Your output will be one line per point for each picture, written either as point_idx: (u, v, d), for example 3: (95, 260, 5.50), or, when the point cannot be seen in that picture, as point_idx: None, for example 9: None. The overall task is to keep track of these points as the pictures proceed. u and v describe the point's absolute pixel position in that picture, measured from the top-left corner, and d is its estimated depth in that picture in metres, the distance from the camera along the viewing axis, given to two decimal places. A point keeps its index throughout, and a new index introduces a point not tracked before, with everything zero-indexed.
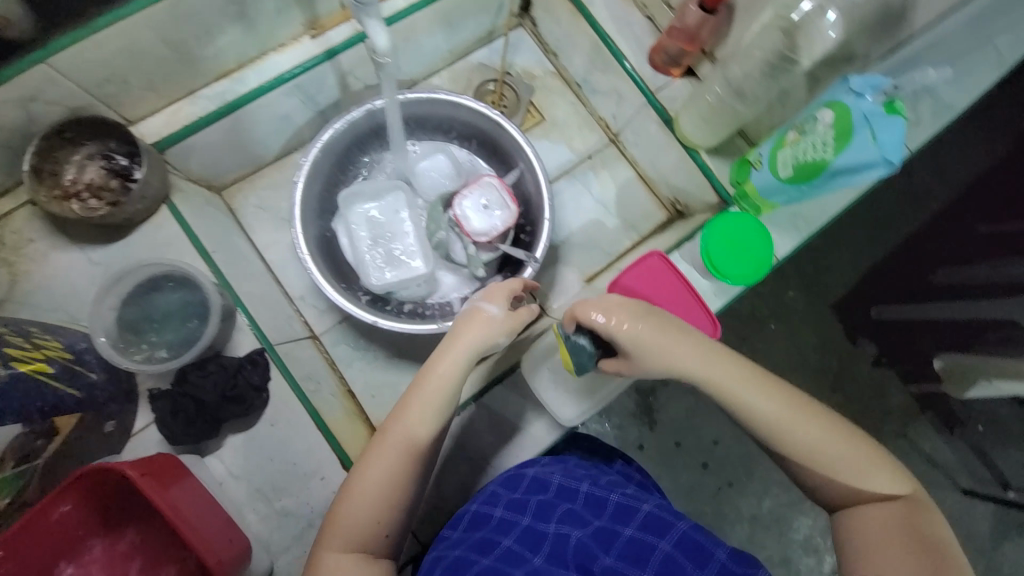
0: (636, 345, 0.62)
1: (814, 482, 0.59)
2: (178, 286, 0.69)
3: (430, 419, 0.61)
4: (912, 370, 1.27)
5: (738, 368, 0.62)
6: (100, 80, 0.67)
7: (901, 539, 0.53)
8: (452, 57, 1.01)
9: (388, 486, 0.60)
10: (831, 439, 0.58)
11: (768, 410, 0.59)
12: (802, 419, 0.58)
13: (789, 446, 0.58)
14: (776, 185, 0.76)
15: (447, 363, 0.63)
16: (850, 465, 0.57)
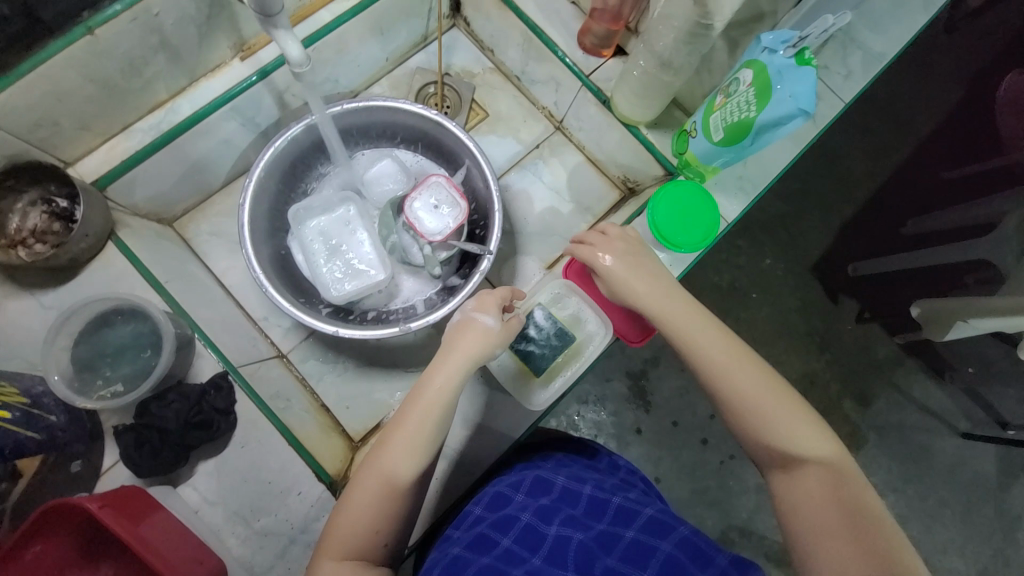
0: (620, 283, 0.69)
1: (750, 440, 0.59)
2: (129, 319, 0.69)
3: (427, 432, 0.60)
4: (895, 321, 1.29)
5: (686, 320, 0.64)
6: (31, 124, 0.66)
7: (830, 501, 0.53)
8: (390, 64, 1.02)
9: (385, 498, 0.59)
10: (775, 399, 0.59)
11: (715, 358, 0.61)
12: (746, 369, 0.60)
13: (735, 395, 0.60)
14: (712, 150, 0.78)
15: (447, 372, 0.63)
16: (783, 419, 0.58)
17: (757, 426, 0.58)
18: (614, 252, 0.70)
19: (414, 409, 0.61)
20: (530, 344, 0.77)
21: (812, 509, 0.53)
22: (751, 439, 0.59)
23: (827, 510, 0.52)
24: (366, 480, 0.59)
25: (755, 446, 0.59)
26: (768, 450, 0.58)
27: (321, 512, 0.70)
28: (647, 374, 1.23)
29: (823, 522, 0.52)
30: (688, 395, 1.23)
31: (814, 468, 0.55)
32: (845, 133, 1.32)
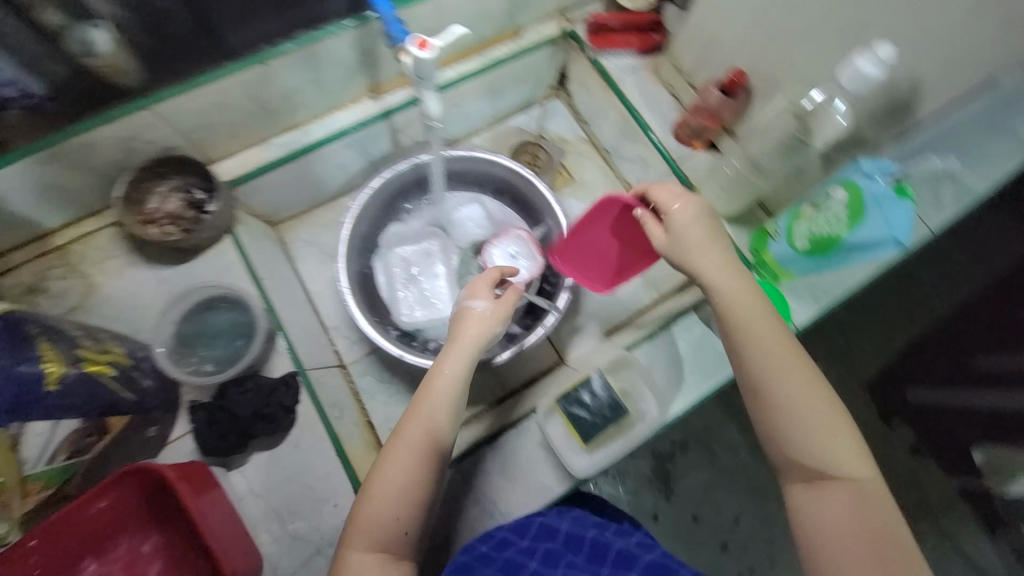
0: (680, 259, 0.65)
1: (781, 448, 0.58)
2: (230, 307, 0.76)
3: (445, 422, 0.63)
4: (953, 461, 1.21)
5: (738, 309, 0.61)
6: (193, 126, 0.76)
7: (851, 519, 0.54)
8: (494, 121, 1.12)
9: (415, 485, 0.61)
10: (817, 403, 0.57)
11: (762, 354, 0.59)
12: (791, 372, 0.58)
13: (775, 395, 0.58)
14: (793, 256, 0.79)
15: (456, 363, 0.65)
16: (821, 425, 0.57)
17: (796, 436, 0.57)
18: (682, 227, 0.64)
19: (432, 398, 0.63)
20: (582, 408, 0.75)
21: (835, 527, 0.55)
22: (784, 446, 0.58)
23: (852, 531, 0.54)
24: (394, 470, 0.61)
25: (786, 455, 0.58)
26: (800, 461, 0.57)
27: None
28: (674, 459, 1.19)
29: (848, 542, 0.54)
30: (716, 491, 1.18)
31: (847, 487, 0.56)
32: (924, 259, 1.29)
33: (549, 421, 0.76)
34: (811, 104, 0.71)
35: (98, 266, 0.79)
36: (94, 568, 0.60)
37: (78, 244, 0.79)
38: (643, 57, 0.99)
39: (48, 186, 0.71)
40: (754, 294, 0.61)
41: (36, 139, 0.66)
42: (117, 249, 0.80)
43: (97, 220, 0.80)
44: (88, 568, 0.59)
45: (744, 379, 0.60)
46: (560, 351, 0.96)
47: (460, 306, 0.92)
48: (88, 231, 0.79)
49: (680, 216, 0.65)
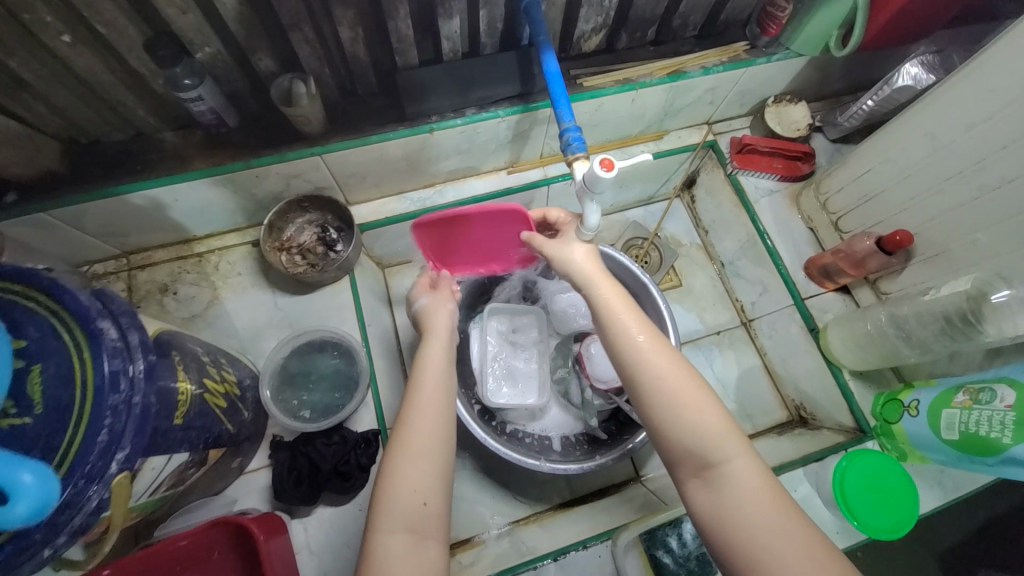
0: (566, 263, 0.66)
1: (667, 438, 0.52)
2: (338, 354, 0.76)
3: (450, 392, 0.60)
4: None
5: (602, 293, 0.62)
6: (349, 174, 0.81)
7: (754, 498, 0.47)
8: (612, 209, 1.12)
9: (440, 450, 0.56)
10: (665, 369, 0.54)
11: (628, 331, 0.57)
12: (653, 348, 0.56)
13: (641, 375, 0.54)
14: (932, 441, 0.71)
15: (439, 344, 0.65)
16: (680, 392, 0.52)
17: (673, 416, 0.52)
18: (567, 243, 0.67)
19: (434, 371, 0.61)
20: (667, 554, 0.68)
21: (745, 515, 0.47)
22: (668, 428, 0.52)
23: (765, 514, 0.46)
24: (414, 437, 0.55)
25: (673, 444, 0.52)
26: (687, 450, 0.51)
27: None
28: None
29: (752, 523, 0.46)
30: None
31: (734, 469, 0.49)
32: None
33: (625, 556, 0.69)
34: (998, 298, 0.64)
35: (225, 279, 0.83)
36: None
37: (215, 254, 0.83)
38: (783, 182, 0.97)
39: (208, 203, 0.76)
40: (610, 283, 0.63)
41: (216, 164, 0.71)
42: (245, 267, 0.84)
43: (238, 236, 0.84)
44: None
45: (618, 365, 0.57)
46: (636, 463, 0.91)
47: (548, 396, 0.87)
48: (226, 244, 0.84)
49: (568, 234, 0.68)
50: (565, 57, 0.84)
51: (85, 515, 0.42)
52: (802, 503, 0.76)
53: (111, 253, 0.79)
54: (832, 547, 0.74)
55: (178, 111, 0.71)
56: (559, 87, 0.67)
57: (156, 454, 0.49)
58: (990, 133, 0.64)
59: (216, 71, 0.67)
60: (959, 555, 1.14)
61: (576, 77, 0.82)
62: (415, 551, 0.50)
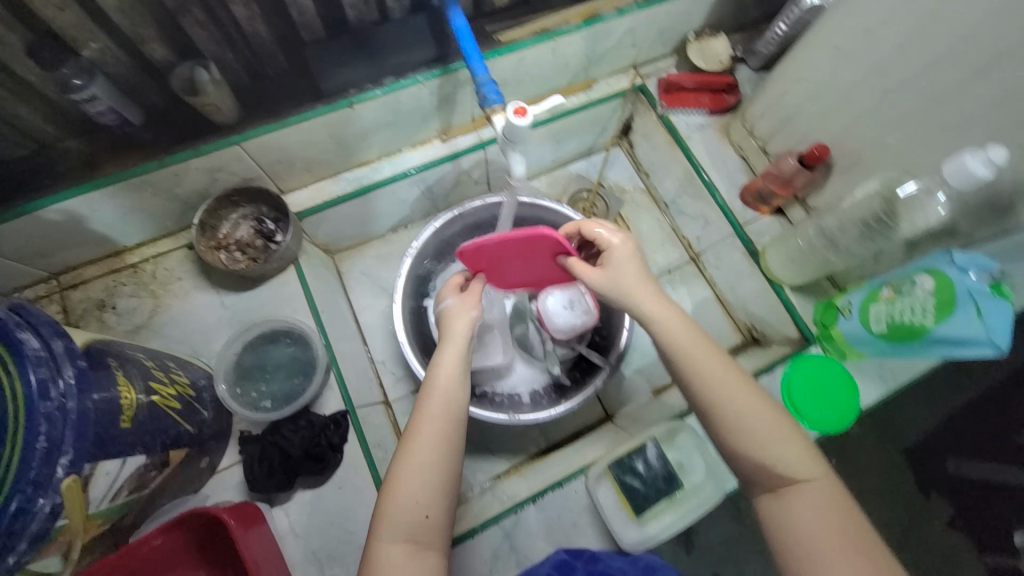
0: (616, 280, 0.60)
1: (740, 462, 0.54)
2: (291, 342, 0.76)
3: (456, 417, 0.58)
4: (995, 545, 1.23)
5: (663, 324, 0.57)
6: (274, 160, 0.79)
7: (837, 533, 0.50)
8: (554, 165, 1.11)
9: (445, 470, 0.56)
10: (743, 405, 0.54)
11: (696, 364, 0.55)
12: (733, 381, 0.55)
13: (723, 413, 0.54)
14: (865, 337, 0.76)
15: (456, 351, 0.61)
16: (759, 426, 0.54)
17: (749, 448, 0.54)
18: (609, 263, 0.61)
19: (443, 415, 0.57)
20: (635, 477, 0.72)
21: (825, 550, 0.50)
22: (745, 459, 0.54)
23: (838, 542, 0.50)
24: (420, 456, 0.55)
25: (749, 470, 0.54)
26: (765, 476, 0.54)
27: None
28: None
29: (831, 554, 0.49)
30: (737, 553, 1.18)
31: (810, 491, 0.53)
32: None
33: (598, 486, 0.74)
34: (904, 194, 0.69)
35: (166, 286, 0.81)
36: None
37: (150, 263, 0.81)
38: (712, 116, 0.99)
39: (130, 210, 0.74)
40: (652, 285, 0.60)
41: (130, 167, 0.69)
42: (184, 271, 0.82)
43: (172, 240, 0.82)
44: None
45: (691, 396, 0.56)
46: (605, 406, 0.94)
47: (511, 352, 0.89)
48: (162, 250, 0.82)
49: (608, 254, 0.61)
50: (477, 15, 0.82)
51: (43, 523, 0.41)
52: None
53: (38, 276, 0.76)
54: None
55: (77, 116, 0.67)
56: (470, 42, 0.66)
57: (109, 457, 0.49)
58: (887, 37, 0.67)
59: (108, 68, 0.64)
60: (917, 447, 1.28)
61: (493, 33, 0.81)
62: (414, 560, 0.53)
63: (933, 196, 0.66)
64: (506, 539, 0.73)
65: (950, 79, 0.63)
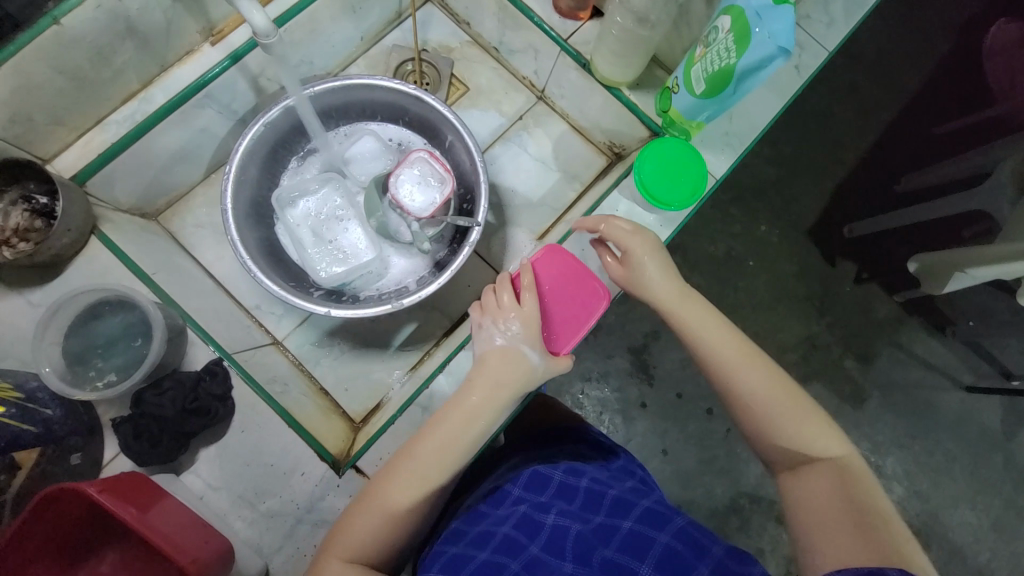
0: (640, 285, 0.72)
1: (765, 443, 0.63)
2: (117, 309, 0.68)
3: (444, 470, 0.65)
4: (894, 281, 1.40)
5: (694, 335, 0.67)
6: (4, 121, 0.65)
7: (839, 503, 0.57)
8: (366, 44, 0.99)
9: (401, 511, 0.63)
10: (777, 400, 0.63)
11: (736, 368, 0.64)
12: (755, 370, 0.64)
13: (740, 395, 0.64)
14: (695, 103, 0.77)
15: (475, 403, 0.67)
16: (782, 417, 0.62)
17: (770, 431, 0.62)
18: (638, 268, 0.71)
19: (433, 457, 0.64)
20: None
21: (823, 515, 0.57)
22: (765, 442, 0.63)
23: (835, 510, 0.57)
24: (381, 501, 0.63)
25: (768, 450, 0.63)
26: (782, 454, 0.62)
27: (326, 490, 0.70)
28: (648, 348, 1.29)
29: (827, 516, 0.57)
30: (689, 367, 1.30)
31: (831, 471, 0.60)
32: (817, 92, 1.43)
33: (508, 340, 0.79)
34: None
35: None
36: None
37: None
38: None
39: None
40: (686, 299, 0.69)
41: None
42: None
43: None
44: None
45: (710, 378, 0.66)
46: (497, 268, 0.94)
47: (379, 247, 0.86)
48: None
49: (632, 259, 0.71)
50: None
51: None
52: (625, 217, 0.83)
53: None
54: (662, 238, 0.83)
55: None
56: None
57: None
58: None
59: None
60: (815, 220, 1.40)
61: None
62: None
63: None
64: (426, 413, 0.74)
65: None
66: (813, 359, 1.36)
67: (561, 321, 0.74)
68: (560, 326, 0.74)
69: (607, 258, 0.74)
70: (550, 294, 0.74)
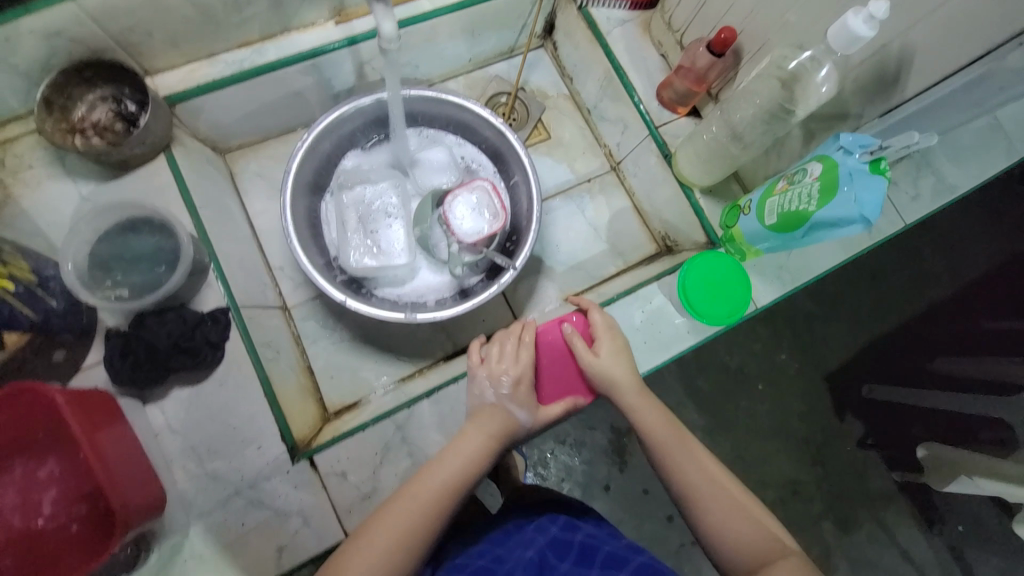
0: (605, 376, 0.72)
1: (718, 545, 0.60)
2: (155, 232, 0.71)
3: (447, 503, 0.61)
4: (897, 456, 1.34)
5: (644, 421, 0.69)
6: (125, 28, 0.69)
7: None
8: (472, 65, 1.03)
9: (406, 536, 0.58)
10: (723, 492, 0.62)
11: (682, 460, 0.65)
12: (694, 463, 0.65)
13: (686, 490, 0.63)
14: (761, 232, 0.76)
15: (477, 441, 0.66)
16: (728, 513, 0.61)
17: (721, 530, 0.60)
18: (600, 357, 0.72)
19: (440, 474, 0.63)
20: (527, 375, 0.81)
21: None
22: (718, 545, 0.60)
23: None
24: (379, 534, 0.57)
25: (725, 553, 0.60)
26: (739, 554, 0.59)
27: (274, 472, 0.69)
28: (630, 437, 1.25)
29: None
30: None
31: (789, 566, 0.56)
32: (883, 250, 1.40)
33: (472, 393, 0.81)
34: (796, 65, 0.67)
35: (15, 174, 0.72)
36: None
37: None
38: (634, 11, 0.94)
39: None
40: (642, 392, 0.71)
41: None
42: (36, 159, 0.73)
43: (18, 124, 0.73)
44: None
45: (660, 470, 0.67)
46: (516, 313, 0.94)
47: (415, 254, 0.87)
48: (8, 136, 0.73)
49: (599, 348, 0.73)
50: None
51: None
52: (656, 312, 0.82)
53: None
54: (685, 344, 0.82)
55: None
56: None
57: None
58: None
59: None
60: (838, 373, 1.36)
61: None
62: None
63: (818, 68, 0.65)
64: (397, 433, 0.73)
65: None
66: (790, 512, 1.29)
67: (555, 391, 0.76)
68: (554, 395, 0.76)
69: (578, 344, 0.73)
70: (547, 366, 0.75)
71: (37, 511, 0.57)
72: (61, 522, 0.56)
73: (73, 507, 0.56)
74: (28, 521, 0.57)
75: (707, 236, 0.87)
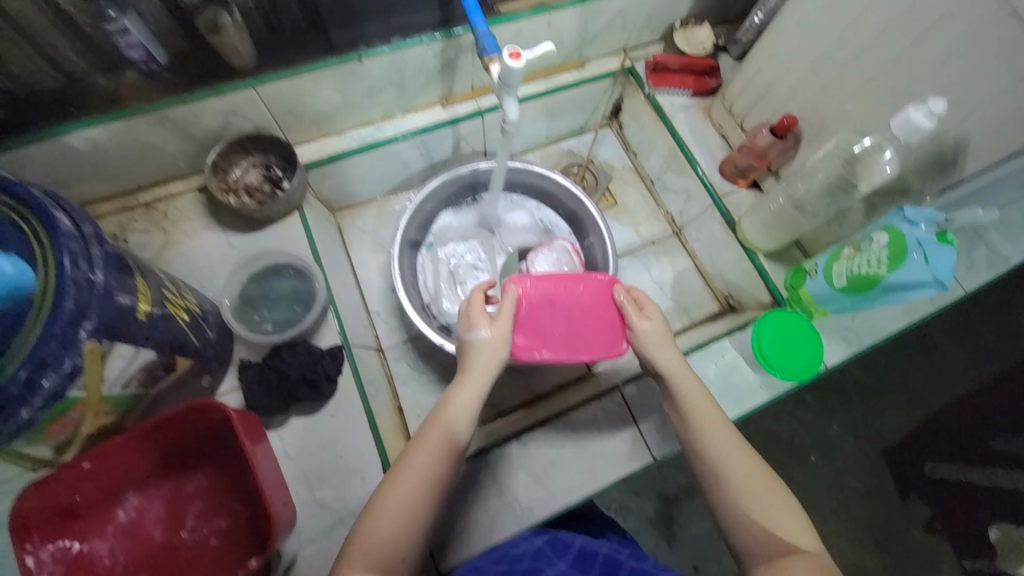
0: (649, 340, 0.67)
1: (739, 527, 0.56)
2: (295, 276, 0.82)
3: (444, 462, 0.58)
4: (969, 545, 1.26)
5: (685, 394, 0.64)
6: (285, 110, 0.85)
7: None
8: (547, 141, 1.17)
9: (413, 497, 0.55)
10: (754, 475, 0.57)
11: (720, 445, 0.60)
12: (729, 444, 0.60)
13: (720, 474, 0.58)
14: (830, 293, 0.82)
15: (473, 389, 0.62)
16: (756, 495, 0.56)
17: (750, 510, 0.55)
18: (649, 326, 0.68)
19: (443, 426, 0.60)
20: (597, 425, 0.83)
21: None
22: (740, 527, 0.55)
23: None
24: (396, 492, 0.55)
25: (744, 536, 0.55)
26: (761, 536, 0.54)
27: None
28: (682, 501, 1.23)
29: None
30: (718, 543, 1.21)
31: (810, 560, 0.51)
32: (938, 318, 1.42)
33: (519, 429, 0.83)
34: (861, 148, 0.77)
35: (176, 224, 0.85)
36: (138, 500, 0.63)
37: (162, 203, 0.87)
38: (695, 98, 1.07)
39: (146, 145, 0.79)
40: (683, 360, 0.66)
41: (149, 102, 0.75)
42: (193, 213, 0.87)
43: (185, 183, 0.88)
44: (130, 500, 0.63)
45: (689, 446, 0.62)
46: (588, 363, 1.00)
47: None
48: (176, 192, 0.87)
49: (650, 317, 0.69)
50: None
51: (61, 379, 0.47)
52: (729, 366, 0.87)
53: None
54: (758, 401, 0.85)
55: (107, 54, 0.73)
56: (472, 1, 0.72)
57: (121, 342, 0.54)
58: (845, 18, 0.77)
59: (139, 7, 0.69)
60: (902, 446, 1.32)
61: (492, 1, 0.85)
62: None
63: (880, 151, 0.74)
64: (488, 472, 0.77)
65: (897, 49, 0.72)
66: None
67: (580, 343, 0.71)
68: (575, 345, 0.71)
69: (628, 307, 0.70)
70: (578, 316, 0.72)
71: (181, 523, 0.64)
72: (201, 534, 0.63)
73: (217, 516, 0.64)
74: (169, 534, 0.63)
75: (773, 296, 0.93)
